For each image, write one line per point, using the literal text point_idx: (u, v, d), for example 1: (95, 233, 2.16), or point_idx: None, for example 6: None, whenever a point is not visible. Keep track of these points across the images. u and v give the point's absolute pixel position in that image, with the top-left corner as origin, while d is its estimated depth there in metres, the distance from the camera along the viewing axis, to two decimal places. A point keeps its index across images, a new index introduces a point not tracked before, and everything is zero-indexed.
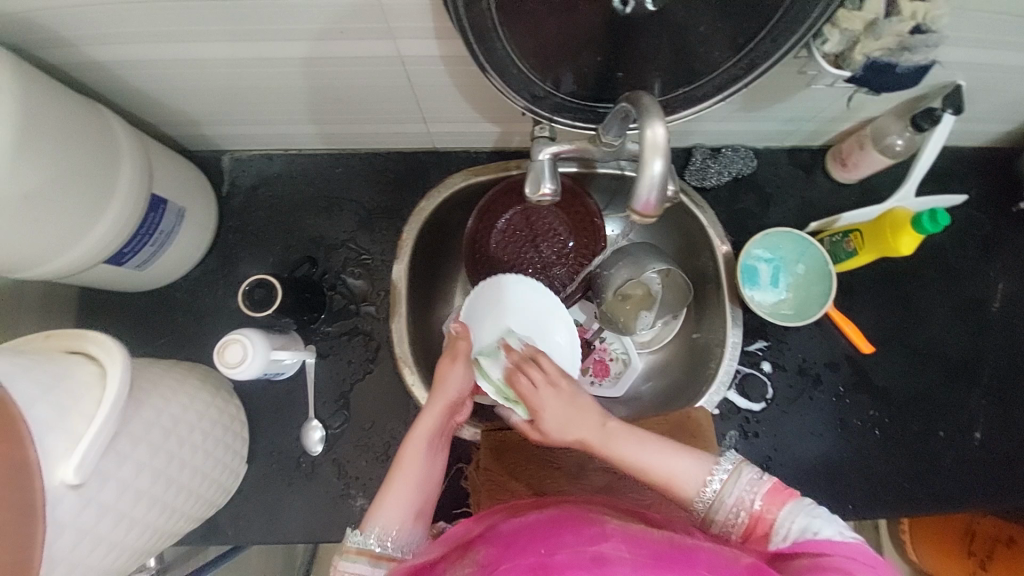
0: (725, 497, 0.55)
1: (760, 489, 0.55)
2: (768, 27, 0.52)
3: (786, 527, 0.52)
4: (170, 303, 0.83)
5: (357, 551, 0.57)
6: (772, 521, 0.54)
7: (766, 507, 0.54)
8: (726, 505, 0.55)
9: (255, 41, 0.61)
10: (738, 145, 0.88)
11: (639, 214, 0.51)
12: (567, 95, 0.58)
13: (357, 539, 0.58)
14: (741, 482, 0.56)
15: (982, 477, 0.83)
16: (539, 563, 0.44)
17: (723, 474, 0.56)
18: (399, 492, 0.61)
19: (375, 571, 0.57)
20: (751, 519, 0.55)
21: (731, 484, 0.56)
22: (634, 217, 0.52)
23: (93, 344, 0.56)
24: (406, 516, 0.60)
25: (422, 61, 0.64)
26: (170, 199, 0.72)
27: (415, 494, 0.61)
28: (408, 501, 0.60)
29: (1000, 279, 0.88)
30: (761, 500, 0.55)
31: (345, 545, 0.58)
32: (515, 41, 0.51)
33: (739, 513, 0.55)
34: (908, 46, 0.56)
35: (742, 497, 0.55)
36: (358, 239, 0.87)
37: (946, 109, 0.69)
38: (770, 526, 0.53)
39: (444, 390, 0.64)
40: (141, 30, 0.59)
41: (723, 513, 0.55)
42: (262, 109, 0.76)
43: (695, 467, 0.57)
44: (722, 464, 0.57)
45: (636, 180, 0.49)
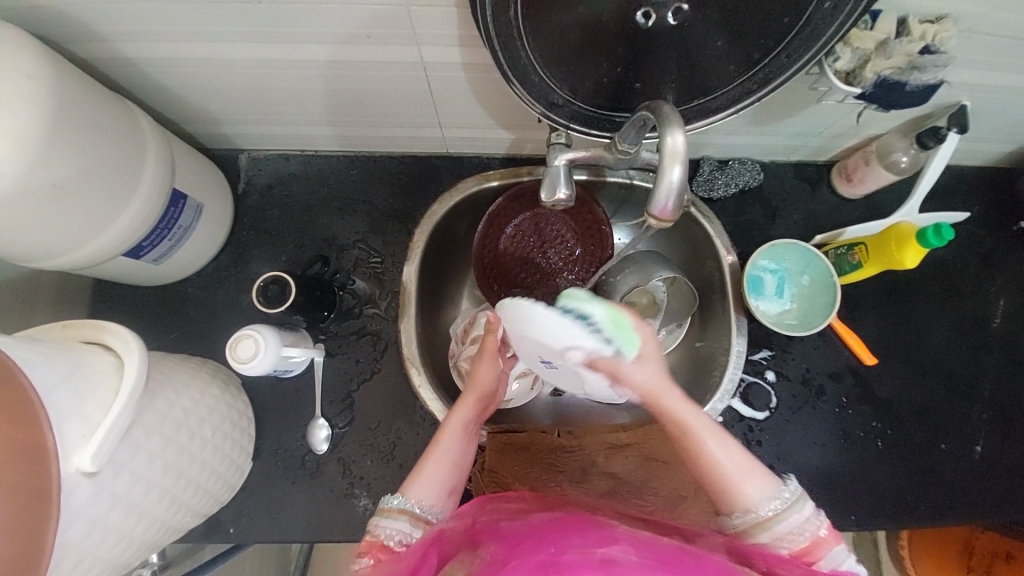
0: (788, 518, 0.54)
1: (820, 519, 0.55)
2: (783, 43, 0.53)
3: (835, 558, 0.53)
4: (182, 298, 0.84)
5: (398, 511, 0.58)
6: (826, 550, 0.53)
7: (826, 537, 0.54)
8: (790, 525, 0.54)
9: (284, 42, 0.62)
10: (745, 158, 0.90)
11: (656, 219, 0.52)
12: (584, 104, 0.60)
13: (399, 499, 0.58)
14: (805, 510, 0.54)
15: (983, 491, 0.83)
16: (549, 562, 0.44)
17: (788, 499, 0.55)
18: (437, 463, 0.62)
19: (412, 532, 0.57)
20: (810, 544, 0.53)
21: (795, 509, 0.54)
22: (651, 221, 0.53)
23: (110, 335, 0.57)
24: (442, 486, 0.61)
25: (443, 67, 0.65)
26: (190, 195, 0.73)
27: (450, 469, 0.63)
28: (445, 471, 0.62)
29: (1001, 295, 0.89)
30: (824, 530, 0.54)
31: (384, 504, 0.58)
32: (537, 50, 0.52)
33: (802, 536, 0.54)
34: (917, 66, 0.58)
35: (803, 523, 0.54)
36: (369, 240, 0.88)
37: (952, 128, 0.72)
38: (823, 552, 0.53)
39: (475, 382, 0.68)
40: (172, 30, 0.60)
41: (783, 529, 0.54)
42: (284, 109, 0.77)
43: (758, 480, 0.56)
44: (787, 488, 0.55)
45: (655, 186, 0.50)
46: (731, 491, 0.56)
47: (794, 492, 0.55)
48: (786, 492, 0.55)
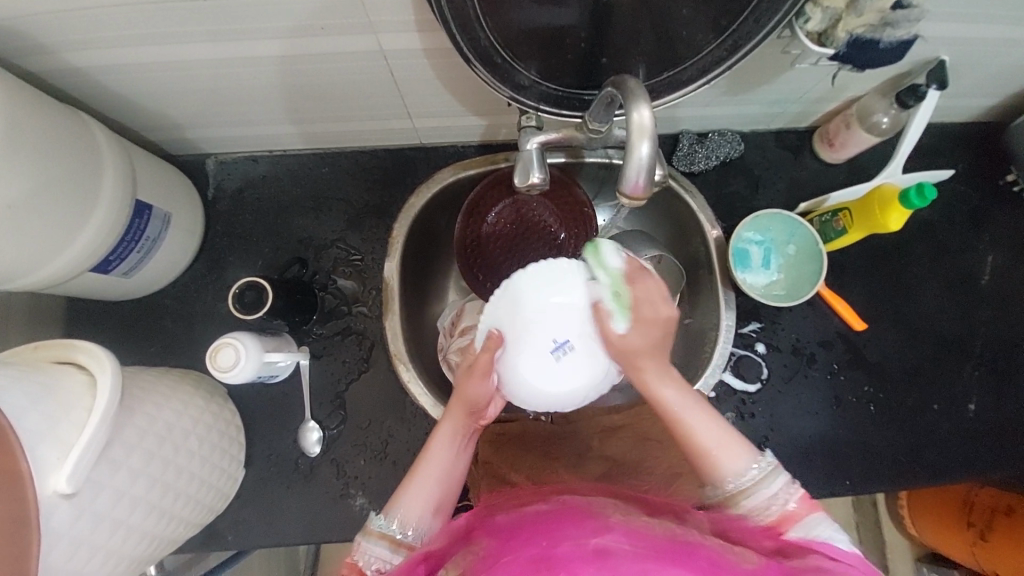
0: (760, 491, 0.57)
1: (793, 493, 0.57)
2: (751, 6, 0.51)
3: (807, 528, 0.54)
4: (160, 310, 0.82)
5: (379, 534, 0.59)
6: (797, 521, 0.55)
7: (796, 509, 0.56)
8: (760, 497, 0.56)
9: (235, 40, 0.60)
10: (725, 129, 0.88)
11: (628, 198, 0.51)
12: (553, 84, 0.58)
13: (380, 523, 0.60)
14: (779, 481, 0.57)
15: (977, 447, 0.84)
16: (542, 555, 0.43)
17: (762, 471, 0.57)
18: (420, 485, 0.62)
19: (392, 558, 0.58)
20: (780, 517, 0.55)
21: (767, 482, 0.57)
22: (624, 200, 0.52)
23: (82, 354, 0.55)
24: (427, 504, 0.61)
25: (404, 54, 0.63)
26: (155, 205, 0.71)
27: (435, 487, 0.63)
28: (429, 492, 0.62)
29: (989, 252, 0.89)
30: (794, 504, 0.56)
31: (368, 526, 0.60)
32: (497, 30, 0.50)
33: (771, 509, 0.56)
34: (890, 22, 0.56)
35: (775, 496, 0.56)
36: (347, 239, 0.86)
37: (930, 85, 0.70)
38: (794, 523, 0.55)
39: (463, 398, 0.62)
40: (115, 34, 0.57)
41: (753, 502, 0.56)
42: (245, 110, 0.74)
43: (736, 452, 0.58)
44: (762, 462, 0.58)
45: (625, 164, 0.49)
46: (716, 461, 0.58)
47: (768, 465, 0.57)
48: (757, 466, 0.57)
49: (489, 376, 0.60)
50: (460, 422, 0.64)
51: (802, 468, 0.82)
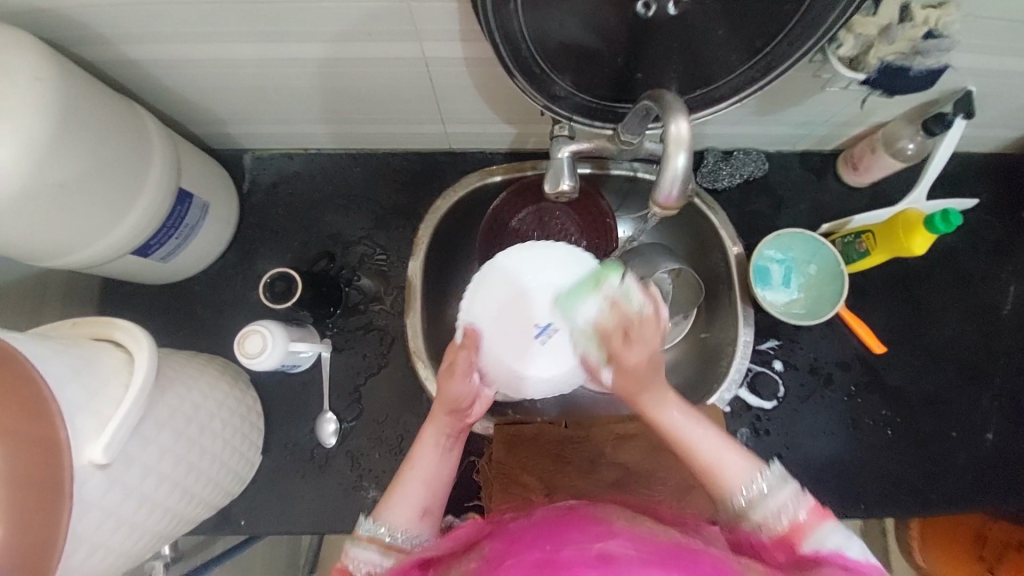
0: (767, 501, 0.55)
1: (803, 503, 0.55)
2: (786, 29, 0.53)
3: (820, 541, 0.52)
4: (190, 296, 0.85)
5: (367, 539, 0.58)
6: (810, 534, 0.53)
7: (807, 520, 0.53)
8: (767, 507, 0.55)
9: (288, 41, 0.62)
10: (750, 148, 0.89)
11: (660, 206, 0.52)
12: (588, 96, 0.60)
13: (368, 526, 0.59)
14: (787, 491, 0.55)
15: (994, 478, 0.83)
16: (545, 559, 0.45)
17: (769, 481, 0.56)
18: (406, 489, 0.62)
19: (383, 561, 0.57)
20: (790, 529, 0.53)
21: (776, 491, 0.55)
22: (656, 209, 0.53)
23: (123, 332, 0.58)
24: (414, 510, 0.61)
25: (444, 62, 0.66)
26: (196, 193, 0.73)
27: (422, 491, 0.63)
28: (416, 496, 0.62)
29: (1012, 283, 0.88)
30: (803, 514, 0.54)
31: (356, 531, 0.59)
32: (539, 41, 0.52)
33: (778, 521, 0.54)
34: (920, 51, 0.57)
35: (785, 506, 0.54)
36: (374, 237, 0.88)
37: (958, 113, 0.71)
38: (805, 535, 0.52)
39: (444, 398, 0.64)
40: (174, 31, 0.61)
41: (760, 514, 0.55)
42: (286, 108, 0.78)
43: (736, 460, 0.58)
44: (769, 471, 0.57)
45: (659, 172, 0.50)
46: (716, 471, 0.58)
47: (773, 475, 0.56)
48: (766, 474, 0.56)
49: (470, 375, 0.64)
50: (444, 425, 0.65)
51: (815, 489, 0.82)
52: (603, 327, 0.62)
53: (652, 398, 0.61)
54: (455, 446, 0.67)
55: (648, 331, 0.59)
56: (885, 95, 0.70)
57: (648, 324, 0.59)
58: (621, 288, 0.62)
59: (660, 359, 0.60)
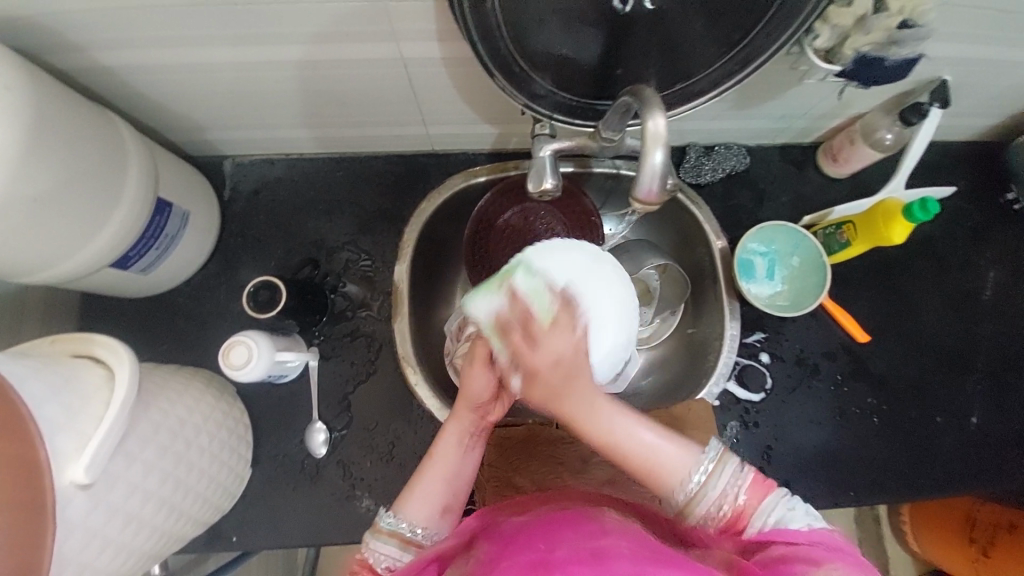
0: (709, 490, 0.53)
1: (743, 483, 0.53)
2: (762, 22, 0.53)
3: (764, 518, 0.51)
4: (172, 308, 0.83)
5: (388, 533, 0.57)
6: (752, 513, 0.52)
7: (749, 500, 0.52)
8: (709, 497, 0.53)
9: (265, 43, 0.61)
10: (731, 143, 0.90)
11: (641, 203, 0.52)
12: (568, 94, 0.60)
13: (389, 521, 0.58)
14: (728, 473, 0.53)
15: (980, 461, 0.84)
16: (540, 560, 0.44)
17: (709, 467, 0.53)
18: (430, 483, 0.60)
19: (402, 557, 0.57)
20: (734, 514, 0.52)
21: (715, 478, 0.53)
22: (637, 205, 0.53)
23: (100, 347, 0.57)
24: (436, 506, 0.59)
25: (424, 62, 0.65)
26: (175, 203, 0.72)
27: (446, 487, 0.61)
28: (440, 491, 0.60)
29: (991, 268, 0.90)
30: (744, 495, 0.52)
31: (376, 525, 0.58)
32: (517, 40, 0.52)
33: (721, 507, 0.53)
34: (896, 40, 0.58)
35: (726, 491, 0.53)
36: (359, 242, 0.87)
37: (934, 102, 0.73)
38: (749, 518, 0.51)
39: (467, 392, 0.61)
40: (146, 35, 0.59)
41: (703, 508, 0.53)
42: (265, 113, 0.76)
43: (677, 456, 0.54)
44: (707, 455, 0.54)
45: (638, 172, 0.50)
46: (658, 477, 0.54)
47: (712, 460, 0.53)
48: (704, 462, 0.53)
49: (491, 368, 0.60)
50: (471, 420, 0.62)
51: (805, 479, 0.83)
52: (505, 322, 0.54)
53: (577, 408, 0.52)
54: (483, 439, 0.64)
55: (556, 338, 0.51)
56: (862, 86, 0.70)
57: (561, 325, 0.52)
58: (531, 289, 0.56)
59: (576, 362, 0.51)
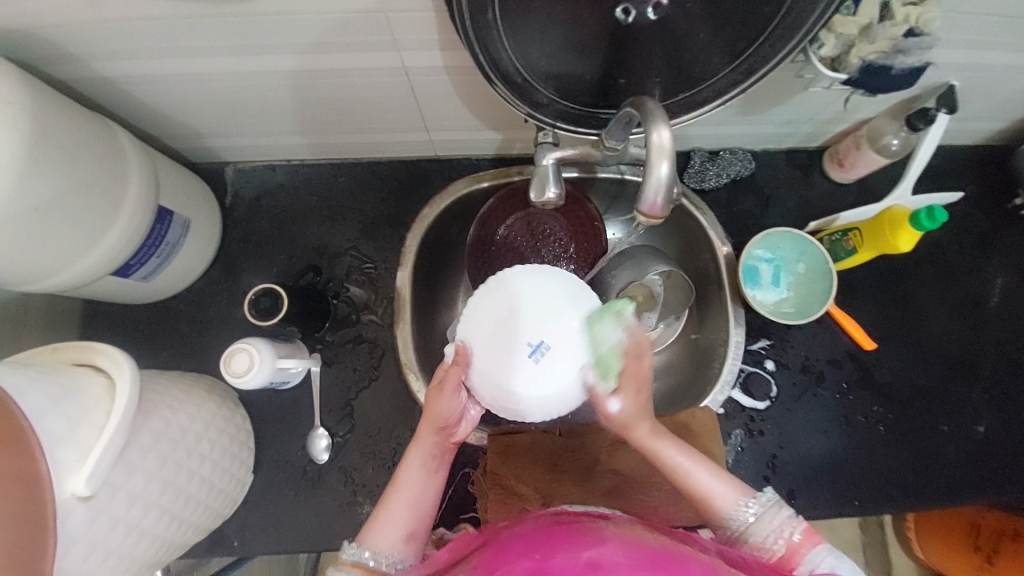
0: (759, 527, 0.56)
1: (797, 525, 0.56)
2: (766, 33, 0.52)
3: (814, 562, 0.52)
4: (175, 314, 0.83)
5: (351, 563, 0.56)
6: (804, 555, 0.53)
7: (802, 542, 0.54)
8: (761, 531, 0.56)
9: (268, 54, 0.61)
10: (736, 148, 0.89)
11: (645, 215, 0.50)
12: (569, 103, 0.59)
13: (352, 550, 0.57)
14: (783, 514, 0.56)
15: (987, 469, 0.83)
16: (537, 567, 0.44)
17: (760, 507, 0.57)
18: (393, 508, 0.60)
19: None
20: (787, 552, 0.54)
21: (767, 516, 0.56)
22: (640, 218, 0.51)
23: (102, 356, 0.57)
24: (400, 532, 0.59)
25: (425, 71, 0.65)
26: (177, 211, 0.72)
27: (408, 512, 0.61)
28: (403, 516, 0.60)
29: (999, 274, 0.89)
30: (797, 535, 0.55)
31: (339, 557, 0.57)
32: (519, 50, 0.52)
33: (775, 545, 0.55)
34: (901, 49, 0.55)
35: (780, 530, 0.55)
36: (361, 247, 0.87)
37: (941, 108, 0.71)
38: (800, 558, 0.53)
39: (433, 416, 0.61)
40: (149, 46, 0.59)
41: (756, 539, 0.56)
42: (265, 120, 0.76)
43: (729, 490, 0.59)
44: (761, 496, 0.58)
45: (643, 181, 0.48)
46: (708, 500, 0.59)
47: (766, 499, 0.57)
48: (761, 498, 0.57)
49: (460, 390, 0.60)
50: (429, 447, 0.63)
51: (810, 488, 0.82)
52: (635, 347, 0.59)
53: (648, 432, 0.61)
54: (443, 468, 0.64)
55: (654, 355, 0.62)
56: (867, 93, 0.70)
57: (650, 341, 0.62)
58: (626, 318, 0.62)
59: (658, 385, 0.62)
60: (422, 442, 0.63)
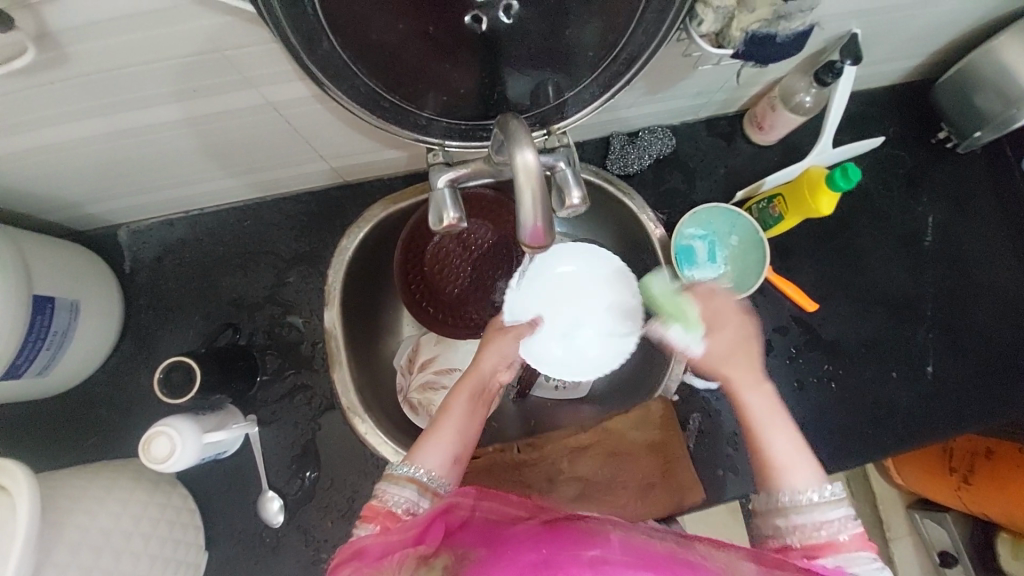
0: (814, 514, 0.53)
1: (852, 527, 0.52)
2: (636, 18, 0.49)
3: (853, 563, 0.50)
4: (91, 399, 0.78)
5: (406, 479, 0.57)
6: (840, 553, 0.51)
7: (847, 543, 0.51)
8: (812, 516, 0.53)
9: (117, 114, 0.55)
10: (654, 126, 0.87)
11: (530, 246, 0.45)
12: (453, 117, 0.54)
13: (406, 468, 0.57)
14: (846, 512, 0.53)
15: (941, 407, 0.85)
16: (542, 560, 0.41)
17: (822, 496, 0.53)
18: (445, 431, 0.61)
19: (419, 501, 0.56)
20: (825, 543, 0.52)
21: (824, 507, 0.53)
22: (527, 249, 0.46)
23: (3, 475, 0.52)
24: (448, 455, 0.60)
25: (296, 104, 0.59)
26: (59, 296, 0.65)
27: (457, 438, 0.61)
28: (452, 442, 0.60)
29: (929, 211, 0.89)
30: (847, 536, 0.52)
31: (391, 471, 0.57)
32: (376, 74, 0.47)
33: (816, 532, 0.52)
34: (782, 14, 0.51)
35: (830, 523, 0.52)
36: (282, 293, 0.82)
37: (845, 60, 0.68)
38: (837, 554, 0.51)
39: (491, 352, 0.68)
40: None
41: (801, 520, 0.53)
42: (144, 178, 0.70)
43: (802, 469, 0.55)
44: (830, 488, 0.54)
45: (517, 212, 0.43)
46: (778, 469, 0.55)
47: (833, 491, 0.53)
48: (826, 489, 0.54)
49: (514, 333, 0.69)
50: (479, 384, 0.65)
51: None
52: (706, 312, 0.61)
53: (741, 375, 0.58)
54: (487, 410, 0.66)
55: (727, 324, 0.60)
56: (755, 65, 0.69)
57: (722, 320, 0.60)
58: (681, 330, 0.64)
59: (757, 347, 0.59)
60: (477, 376, 0.65)
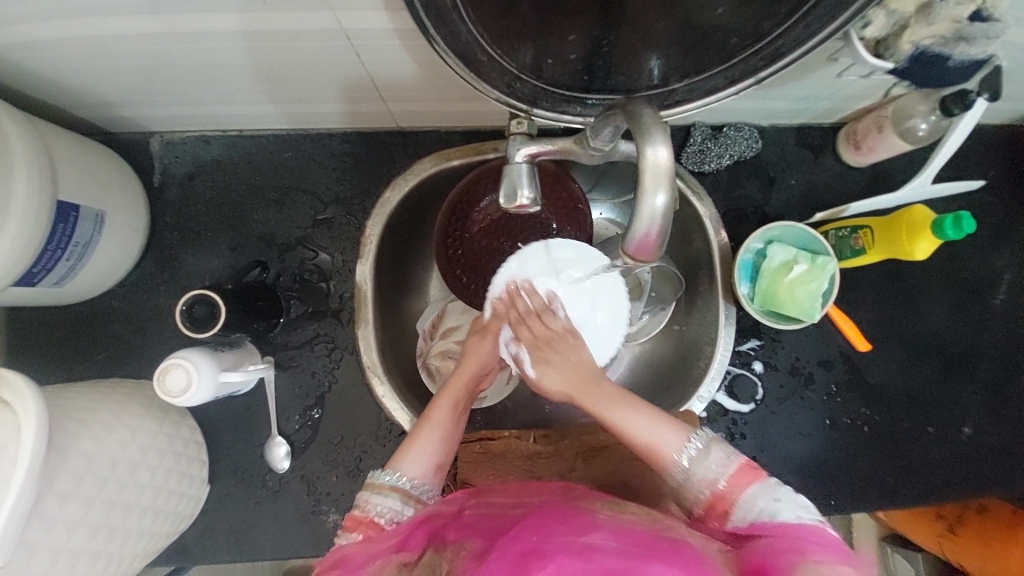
0: (692, 473, 0.54)
1: (728, 467, 0.54)
2: (803, 10, 0.42)
3: (748, 506, 0.52)
4: (106, 312, 0.74)
5: (390, 488, 0.56)
6: (736, 501, 0.53)
7: (731, 485, 0.53)
8: (696, 473, 0.54)
9: (170, 14, 0.48)
10: (742, 124, 0.79)
11: (632, 258, 0.43)
12: (549, 83, 0.47)
13: (389, 477, 0.57)
14: (717, 456, 0.55)
15: (967, 470, 0.82)
16: (530, 550, 0.40)
17: (697, 447, 0.55)
18: (426, 440, 0.60)
19: (403, 510, 0.56)
20: (712, 499, 0.54)
21: (701, 459, 0.55)
22: (628, 259, 0.43)
23: (5, 388, 0.49)
24: (431, 463, 0.59)
25: (370, 35, 0.52)
26: (85, 205, 0.60)
27: (440, 446, 0.60)
28: (436, 449, 0.60)
29: (1008, 269, 0.83)
30: (726, 479, 0.54)
31: (374, 480, 0.57)
32: (482, 22, 0.41)
33: (701, 491, 0.54)
34: (965, 35, 0.48)
35: (709, 472, 0.54)
36: (315, 237, 0.77)
37: (982, 94, 0.59)
38: (732, 505, 0.52)
39: (470, 361, 0.64)
40: (20, 8, 0.46)
41: (689, 486, 0.55)
42: (188, 89, 0.63)
43: (669, 431, 0.57)
44: (694, 441, 0.55)
45: (635, 211, 0.40)
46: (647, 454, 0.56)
47: (703, 438, 0.55)
48: (693, 442, 0.55)
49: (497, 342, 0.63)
50: (464, 389, 0.64)
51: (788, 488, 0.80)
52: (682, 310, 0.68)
53: (602, 404, 0.57)
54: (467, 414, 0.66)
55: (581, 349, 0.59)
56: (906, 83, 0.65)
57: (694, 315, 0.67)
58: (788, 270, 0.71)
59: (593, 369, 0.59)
60: (462, 379, 0.64)
